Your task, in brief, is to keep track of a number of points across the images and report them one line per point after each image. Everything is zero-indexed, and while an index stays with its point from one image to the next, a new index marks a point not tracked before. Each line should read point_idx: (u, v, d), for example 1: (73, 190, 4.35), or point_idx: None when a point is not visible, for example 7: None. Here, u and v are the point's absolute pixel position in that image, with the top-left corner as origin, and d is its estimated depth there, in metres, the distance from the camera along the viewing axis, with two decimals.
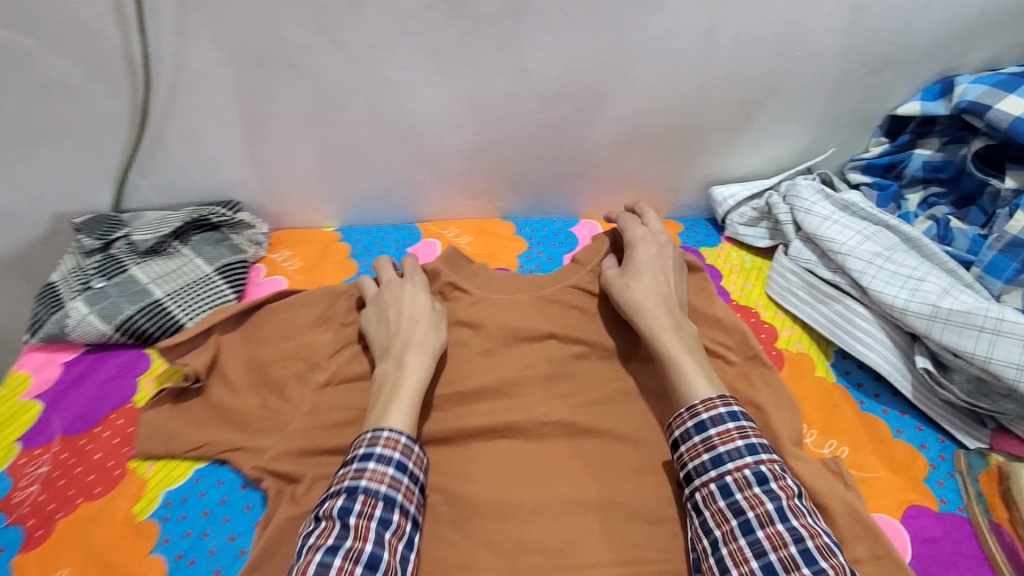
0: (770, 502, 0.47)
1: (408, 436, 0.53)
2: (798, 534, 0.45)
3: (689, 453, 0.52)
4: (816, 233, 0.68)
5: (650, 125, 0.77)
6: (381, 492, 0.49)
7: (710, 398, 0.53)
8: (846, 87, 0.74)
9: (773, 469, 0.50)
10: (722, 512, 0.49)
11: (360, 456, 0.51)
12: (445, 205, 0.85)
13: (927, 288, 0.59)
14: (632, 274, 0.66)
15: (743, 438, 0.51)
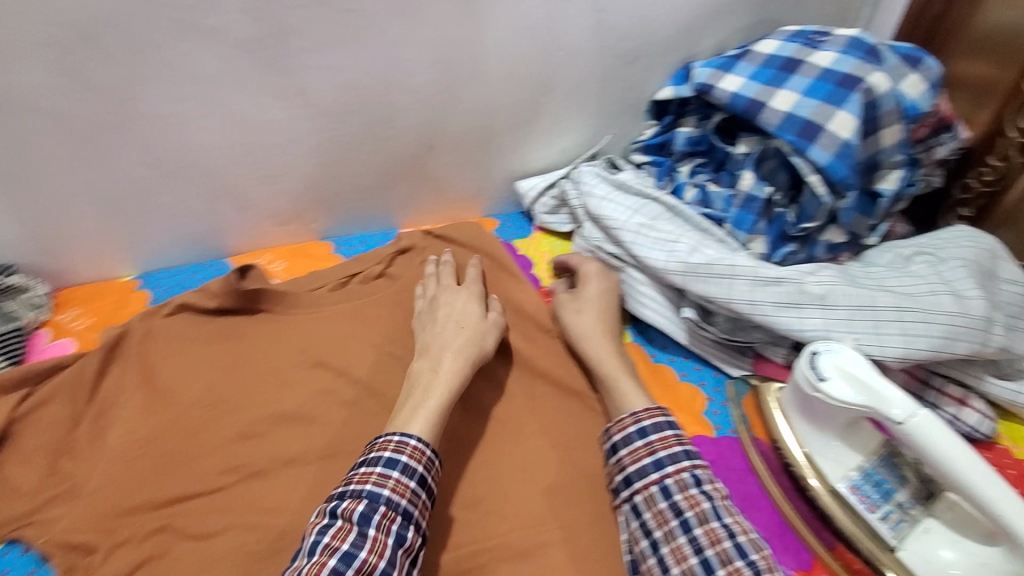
0: (706, 502, 0.49)
1: (427, 452, 0.53)
2: (733, 529, 0.47)
3: (630, 457, 0.53)
4: (596, 214, 0.75)
5: (444, 131, 0.81)
6: (401, 505, 0.49)
7: (651, 407, 0.55)
8: (609, 79, 0.83)
9: (709, 470, 0.51)
10: (662, 512, 0.49)
11: (385, 460, 0.51)
12: (255, 235, 0.83)
13: (680, 247, 0.67)
14: (572, 303, 0.68)
15: (681, 444, 0.52)
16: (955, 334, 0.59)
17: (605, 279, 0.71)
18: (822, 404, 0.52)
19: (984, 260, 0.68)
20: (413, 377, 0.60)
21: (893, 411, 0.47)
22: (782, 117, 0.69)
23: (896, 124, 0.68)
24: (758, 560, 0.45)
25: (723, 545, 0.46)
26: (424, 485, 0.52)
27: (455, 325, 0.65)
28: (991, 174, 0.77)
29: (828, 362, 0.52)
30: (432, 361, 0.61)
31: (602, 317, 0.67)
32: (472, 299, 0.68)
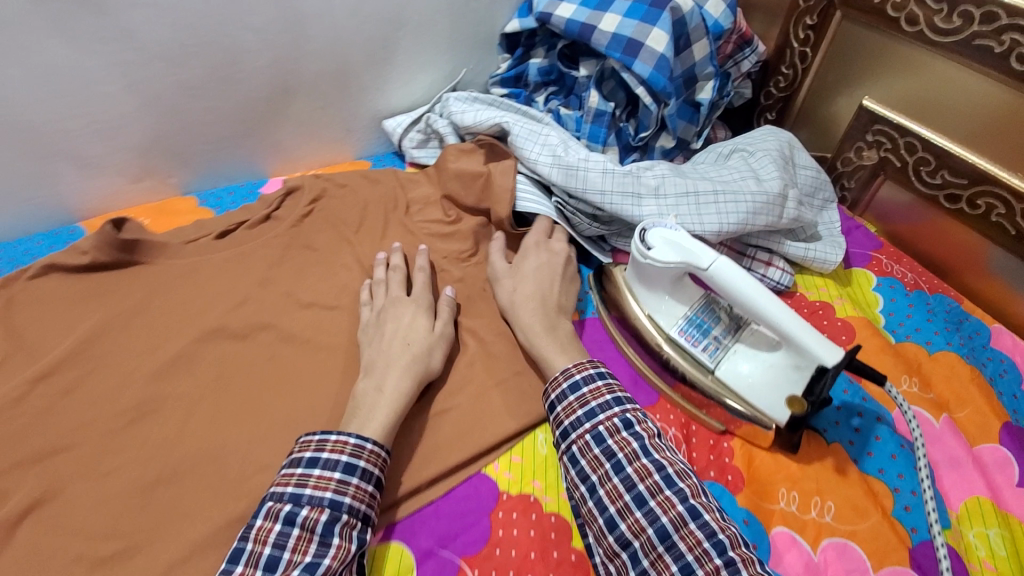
0: (635, 442, 0.52)
1: (355, 437, 0.51)
2: (660, 463, 0.51)
3: (565, 411, 0.56)
4: (468, 126, 0.83)
5: (299, 72, 0.81)
6: (327, 497, 0.47)
7: (582, 363, 0.59)
8: (457, 13, 0.87)
9: (637, 414, 0.55)
10: (597, 457, 0.53)
11: (307, 460, 0.50)
12: (104, 194, 0.78)
13: (541, 156, 0.76)
14: (505, 284, 0.69)
15: (611, 393, 0.56)
16: (758, 209, 0.71)
17: (545, 255, 0.71)
18: (649, 269, 0.63)
19: (784, 149, 0.82)
20: (358, 397, 0.57)
21: (702, 260, 0.58)
22: (609, 38, 0.77)
23: (703, 40, 0.80)
24: (684, 487, 0.49)
25: (653, 479, 0.50)
26: (357, 473, 0.50)
27: (403, 341, 0.62)
28: (784, 81, 0.93)
29: (657, 233, 0.62)
30: (377, 380, 0.58)
31: (539, 284, 0.68)
32: (420, 312, 0.65)
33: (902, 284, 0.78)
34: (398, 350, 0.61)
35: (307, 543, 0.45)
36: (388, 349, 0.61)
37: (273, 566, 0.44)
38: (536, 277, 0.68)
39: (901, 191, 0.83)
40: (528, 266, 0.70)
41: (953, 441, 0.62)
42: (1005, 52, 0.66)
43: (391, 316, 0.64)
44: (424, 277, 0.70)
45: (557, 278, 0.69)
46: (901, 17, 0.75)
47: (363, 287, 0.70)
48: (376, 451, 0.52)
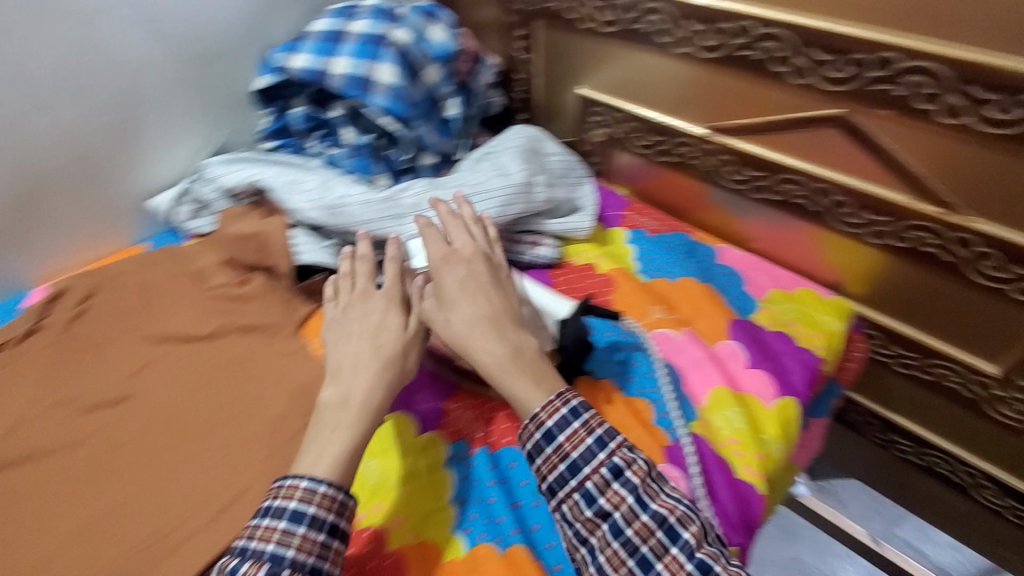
0: (629, 495, 0.52)
1: (308, 479, 0.53)
2: (660, 516, 0.51)
3: (547, 466, 0.55)
4: (232, 188, 0.84)
5: (33, 174, 0.78)
6: (267, 551, 0.49)
7: (550, 404, 0.56)
8: (198, 83, 0.89)
9: (624, 456, 0.54)
10: (591, 518, 0.53)
11: (267, 507, 0.52)
12: None
13: (304, 203, 0.78)
14: (441, 321, 0.62)
15: (591, 434, 0.55)
16: (509, 200, 0.82)
17: (455, 270, 0.65)
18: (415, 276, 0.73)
19: (528, 144, 0.94)
20: (325, 407, 0.58)
21: (421, 261, 0.73)
22: (341, 79, 0.84)
23: (430, 66, 0.90)
24: (689, 536, 0.50)
25: (655, 537, 0.51)
26: (305, 522, 0.51)
27: (371, 342, 0.61)
28: (521, 86, 1.06)
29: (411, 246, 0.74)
30: (343, 388, 0.58)
31: (475, 304, 0.62)
32: (381, 310, 0.64)
33: (646, 231, 0.92)
34: (367, 350, 0.60)
35: None
36: (357, 351, 0.61)
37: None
38: (468, 299, 0.63)
39: (631, 156, 0.98)
40: (450, 286, 0.64)
41: (693, 345, 0.73)
42: (650, 30, 0.82)
43: (356, 314, 0.64)
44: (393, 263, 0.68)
45: (489, 288, 0.64)
46: (578, 18, 0.90)
47: (328, 284, 0.69)
48: (330, 494, 0.52)
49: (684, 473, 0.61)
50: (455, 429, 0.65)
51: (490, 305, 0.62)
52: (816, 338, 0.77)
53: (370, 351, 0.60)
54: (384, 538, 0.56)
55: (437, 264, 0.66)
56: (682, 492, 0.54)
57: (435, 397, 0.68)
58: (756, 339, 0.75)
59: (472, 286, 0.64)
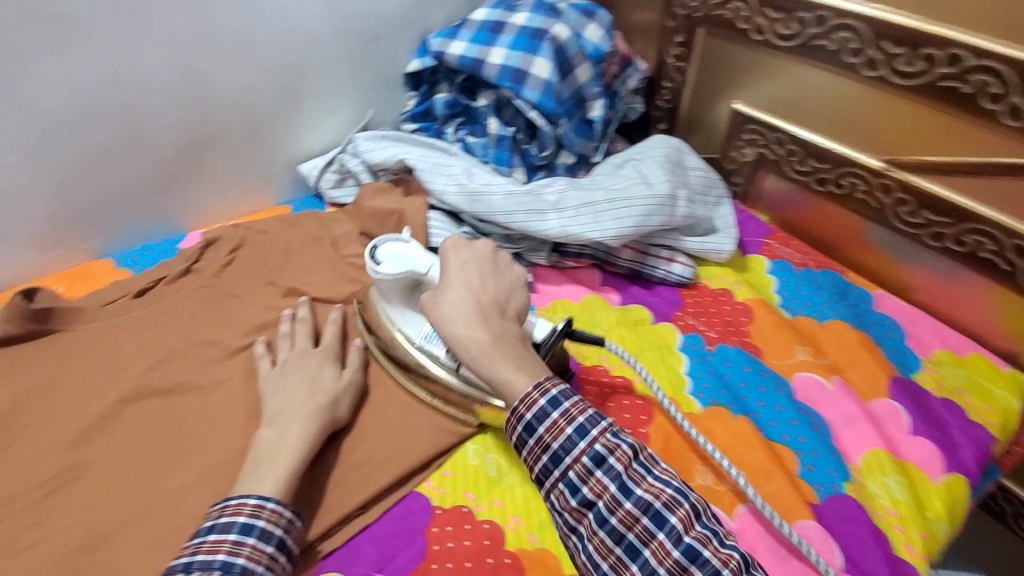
0: (612, 483, 0.50)
1: (257, 496, 0.50)
2: (645, 501, 0.49)
3: (532, 457, 0.53)
4: (378, 164, 0.86)
5: (206, 126, 0.83)
6: (217, 560, 0.46)
7: (527, 397, 0.53)
8: (359, 58, 0.92)
9: (606, 443, 0.51)
10: (577, 507, 0.51)
11: (207, 527, 0.48)
12: (15, 266, 0.78)
13: (448, 186, 0.80)
14: (431, 299, 0.59)
15: (570, 424, 0.52)
16: (652, 211, 0.78)
17: (464, 255, 0.62)
18: (383, 286, 0.66)
19: (672, 155, 0.90)
20: (259, 449, 0.55)
21: (423, 264, 0.64)
22: (499, 69, 0.84)
23: (585, 64, 0.89)
24: (677, 522, 0.48)
25: (642, 524, 0.49)
26: (255, 532, 0.48)
27: (308, 390, 0.61)
28: (668, 94, 1.02)
29: (386, 249, 0.66)
30: (280, 429, 0.56)
31: (468, 292, 0.59)
32: (324, 365, 0.64)
33: (791, 263, 0.85)
34: (301, 401, 0.59)
35: None
36: (292, 398, 0.59)
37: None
38: (459, 285, 0.59)
39: (782, 181, 0.91)
40: (451, 271, 0.61)
41: (846, 399, 0.67)
42: (836, 49, 0.76)
43: (296, 365, 0.64)
44: (333, 329, 0.69)
45: (489, 276, 0.61)
46: (750, 29, 0.85)
47: (264, 341, 0.68)
48: (278, 510, 0.50)
49: (834, 542, 0.55)
50: None
51: (481, 289, 0.59)
52: (991, 413, 0.68)
53: (304, 399, 0.59)
54: (499, 537, 0.55)
55: (442, 253, 0.63)
56: (671, 475, 0.52)
57: None
58: (920, 403, 0.68)
59: (468, 269, 0.61)
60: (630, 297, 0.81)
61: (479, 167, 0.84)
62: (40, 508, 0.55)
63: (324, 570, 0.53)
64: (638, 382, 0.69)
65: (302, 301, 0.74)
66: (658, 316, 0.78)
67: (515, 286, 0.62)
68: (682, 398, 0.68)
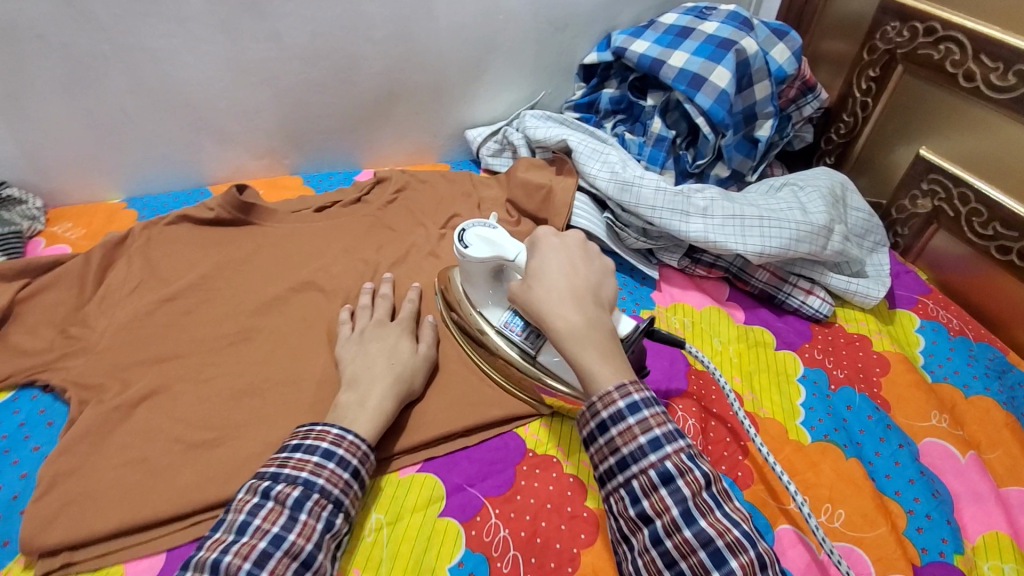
0: (675, 506, 0.44)
1: (337, 428, 0.53)
2: (706, 535, 0.43)
3: (598, 456, 0.48)
4: (539, 141, 0.92)
5: (402, 80, 0.94)
6: (301, 478, 0.48)
7: (606, 394, 0.47)
8: (544, 43, 0.99)
9: (679, 463, 0.45)
10: (633, 518, 0.46)
11: (290, 446, 0.51)
12: (232, 166, 0.94)
13: (601, 172, 0.84)
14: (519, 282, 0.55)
15: (644, 432, 0.46)
16: (801, 237, 0.76)
17: (563, 240, 0.57)
18: (467, 267, 0.63)
19: (836, 189, 0.86)
20: (339, 409, 0.56)
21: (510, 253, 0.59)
22: (676, 72, 0.86)
23: (765, 82, 0.88)
24: (736, 568, 0.41)
25: (697, 557, 0.42)
26: (334, 459, 0.50)
27: (388, 361, 0.61)
28: (845, 128, 0.98)
29: (472, 231, 0.62)
30: (361, 394, 0.57)
31: (561, 275, 0.53)
32: (403, 337, 0.65)
33: (946, 328, 0.78)
34: (381, 368, 0.60)
35: (277, 516, 0.46)
36: (371, 366, 0.60)
37: (242, 531, 0.45)
38: (553, 266, 0.54)
39: (955, 241, 0.84)
40: (541, 256, 0.56)
41: (978, 476, 0.61)
42: None
43: (375, 335, 0.64)
44: (411, 308, 0.70)
45: (581, 261, 0.55)
46: (959, 74, 0.79)
47: (346, 309, 0.69)
48: (356, 443, 0.52)
49: None
50: None
51: (575, 272, 0.54)
52: None
53: (384, 367, 0.60)
54: (582, 492, 0.58)
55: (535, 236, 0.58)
56: (745, 520, 0.44)
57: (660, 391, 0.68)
58: None
59: (566, 250, 0.56)
60: (756, 318, 0.79)
61: (634, 161, 0.87)
62: (218, 353, 0.67)
63: (422, 471, 0.59)
64: (748, 399, 0.68)
65: (387, 276, 0.75)
66: (781, 342, 0.76)
67: (605, 272, 0.56)
68: (793, 427, 0.65)
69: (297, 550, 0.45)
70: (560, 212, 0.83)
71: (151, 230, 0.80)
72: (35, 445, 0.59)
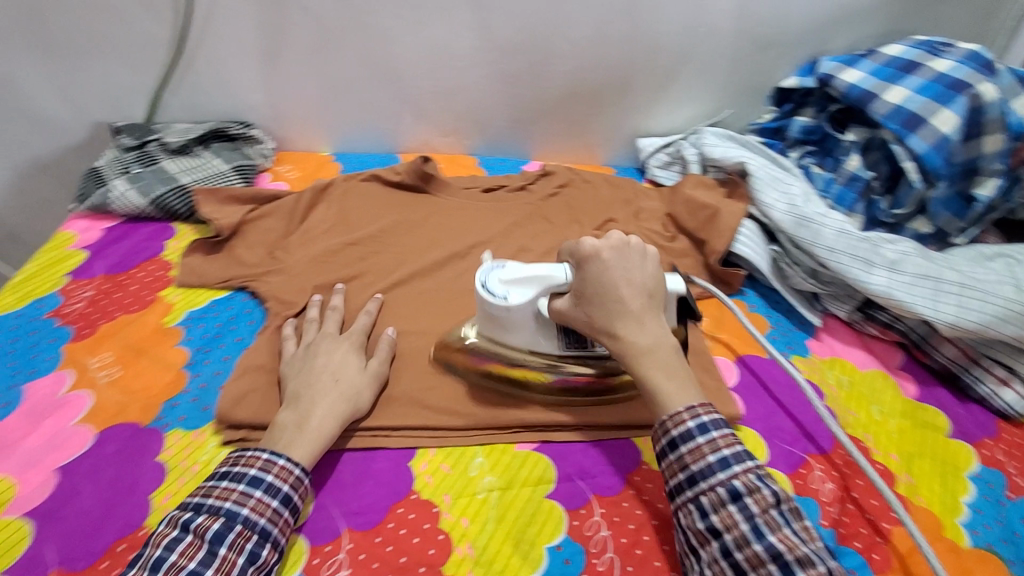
0: (745, 522, 0.47)
1: (269, 451, 0.53)
2: (777, 550, 0.46)
3: (668, 472, 0.52)
4: (715, 159, 0.90)
5: (588, 81, 0.97)
6: (224, 507, 0.49)
7: (676, 415, 0.52)
8: (741, 61, 0.96)
9: (747, 482, 0.48)
10: (702, 531, 0.49)
11: (218, 474, 0.52)
12: (421, 139, 1.04)
13: (777, 202, 0.80)
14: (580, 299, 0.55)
15: (715, 453, 0.50)
16: (1010, 318, 0.66)
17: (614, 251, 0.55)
18: (509, 317, 0.60)
19: None
20: (279, 428, 0.56)
21: (552, 278, 0.59)
22: (890, 109, 0.79)
23: (999, 134, 0.76)
24: None
25: (768, 570, 0.45)
26: (263, 486, 0.51)
27: (331, 376, 0.60)
28: None
29: (495, 280, 0.60)
30: (301, 413, 0.57)
31: (620, 289, 0.54)
32: (350, 352, 0.64)
33: None
34: (323, 384, 0.59)
35: (195, 550, 0.46)
36: (315, 382, 0.60)
37: (157, 567, 0.45)
38: (608, 281, 0.54)
39: None
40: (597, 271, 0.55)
41: None
42: None
43: (323, 349, 0.63)
44: (366, 320, 0.69)
45: (636, 270, 0.55)
46: None
47: (290, 323, 0.70)
48: (288, 467, 0.53)
49: None
50: (808, 487, 0.60)
51: (628, 283, 0.55)
52: None
53: (328, 384, 0.59)
54: None
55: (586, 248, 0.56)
56: (808, 534, 0.47)
57: (799, 446, 0.64)
58: None
59: (625, 270, 0.55)
60: (931, 396, 0.70)
61: (817, 198, 0.81)
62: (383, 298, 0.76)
63: (537, 451, 0.61)
64: (901, 480, 0.61)
65: (340, 287, 0.75)
66: (958, 431, 0.66)
67: (660, 285, 0.56)
68: (950, 526, 0.57)
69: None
70: (722, 234, 0.80)
71: (350, 182, 0.93)
72: (237, 337, 0.72)
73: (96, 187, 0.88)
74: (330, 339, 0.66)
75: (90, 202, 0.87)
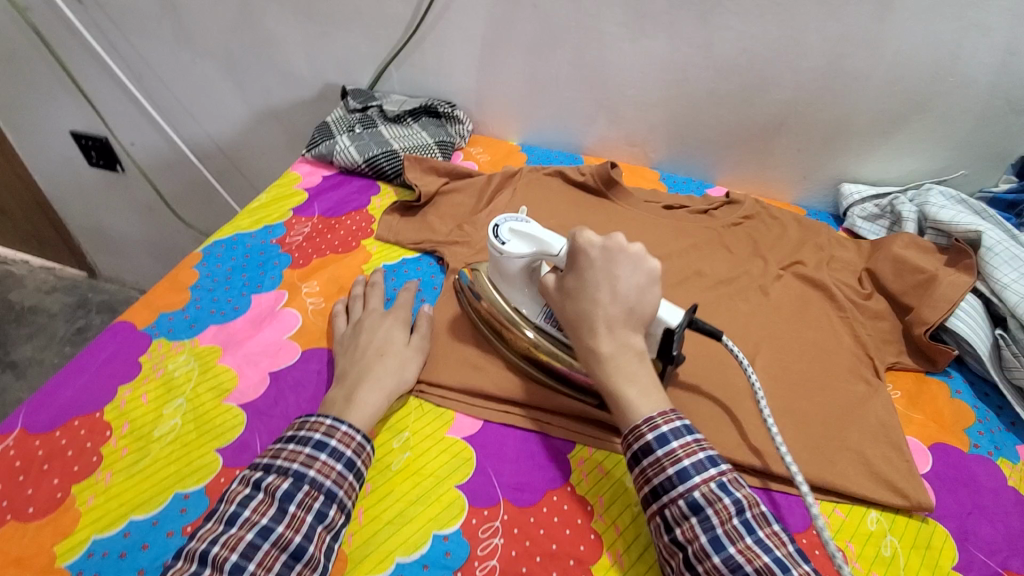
0: (704, 534, 0.46)
1: (331, 417, 0.55)
2: (734, 563, 0.44)
3: (635, 483, 0.52)
4: (940, 221, 0.81)
5: (800, 114, 0.92)
6: (293, 467, 0.51)
7: (636, 429, 0.51)
8: (989, 120, 0.85)
9: (707, 492, 0.47)
10: (670, 544, 0.48)
11: (285, 439, 0.54)
12: (608, 144, 1.06)
13: (1016, 283, 0.72)
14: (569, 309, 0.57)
15: (674, 464, 0.49)
16: None
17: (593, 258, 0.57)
18: (507, 269, 0.66)
19: None
20: (327, 403, 0.58)
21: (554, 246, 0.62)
22: None
23: None
24: None
25: None
26: (327, 450, 0.53)
27: (377, 350, 0.64)
28: None
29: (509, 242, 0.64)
30: (347, 389, 0.59)
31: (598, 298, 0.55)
32: (396, 326, 0.67)
33: None
34: (375, 361, 0.62)
35: (267, 506, 0.49)
36: (361, 359, 0.63)
37: (231, 521, 0.47)
38: (586, 288, 0.56)
39: None
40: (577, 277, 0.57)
41: None
42: None
43: (368, 326, 0.67)
44: (407, 297, 0.72)
45: (613, 277, 0.56)
46: None
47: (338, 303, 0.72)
48: (350, 434, 0.54)
49: None
50: None
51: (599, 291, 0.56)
52: None
53: (376, 359, 0.62)
54: None
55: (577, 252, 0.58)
56: (786, 545, 0.45)
57: (997, 558, 0.56)
58: None
59: (607, 272, 0.56)
60: None
61: None
62: None
63: None
64: None
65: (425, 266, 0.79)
66: None
67: (654, 292, 0.56)
68: None
69: (284, 541, 0.47)
70: (937, 306, 0.72)
71: (538, 174, 0.96)
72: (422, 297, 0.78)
73: (323, 138, 1.00)
74: (372, 316, 0.69)
75: (316, 150, 0.99)
